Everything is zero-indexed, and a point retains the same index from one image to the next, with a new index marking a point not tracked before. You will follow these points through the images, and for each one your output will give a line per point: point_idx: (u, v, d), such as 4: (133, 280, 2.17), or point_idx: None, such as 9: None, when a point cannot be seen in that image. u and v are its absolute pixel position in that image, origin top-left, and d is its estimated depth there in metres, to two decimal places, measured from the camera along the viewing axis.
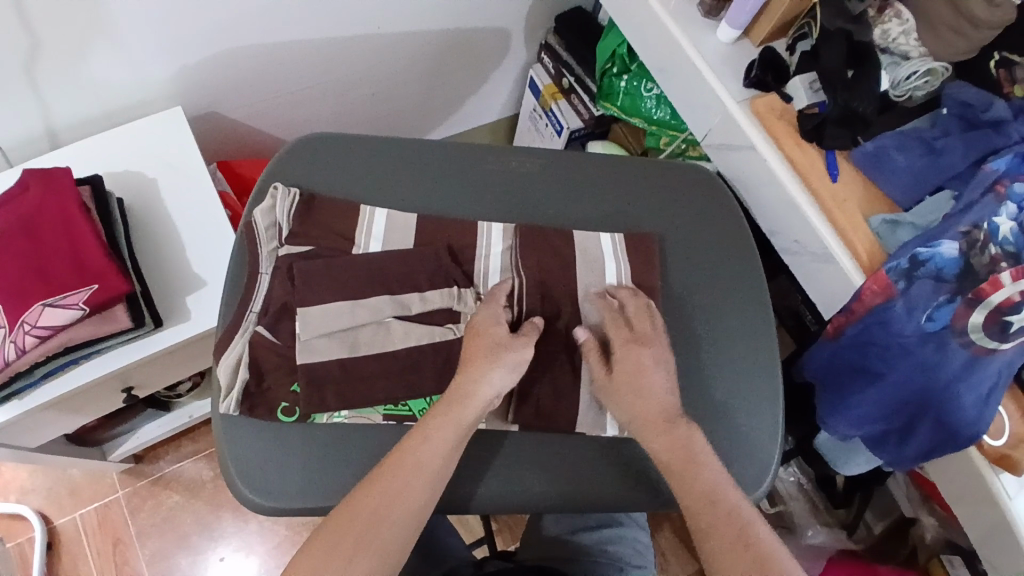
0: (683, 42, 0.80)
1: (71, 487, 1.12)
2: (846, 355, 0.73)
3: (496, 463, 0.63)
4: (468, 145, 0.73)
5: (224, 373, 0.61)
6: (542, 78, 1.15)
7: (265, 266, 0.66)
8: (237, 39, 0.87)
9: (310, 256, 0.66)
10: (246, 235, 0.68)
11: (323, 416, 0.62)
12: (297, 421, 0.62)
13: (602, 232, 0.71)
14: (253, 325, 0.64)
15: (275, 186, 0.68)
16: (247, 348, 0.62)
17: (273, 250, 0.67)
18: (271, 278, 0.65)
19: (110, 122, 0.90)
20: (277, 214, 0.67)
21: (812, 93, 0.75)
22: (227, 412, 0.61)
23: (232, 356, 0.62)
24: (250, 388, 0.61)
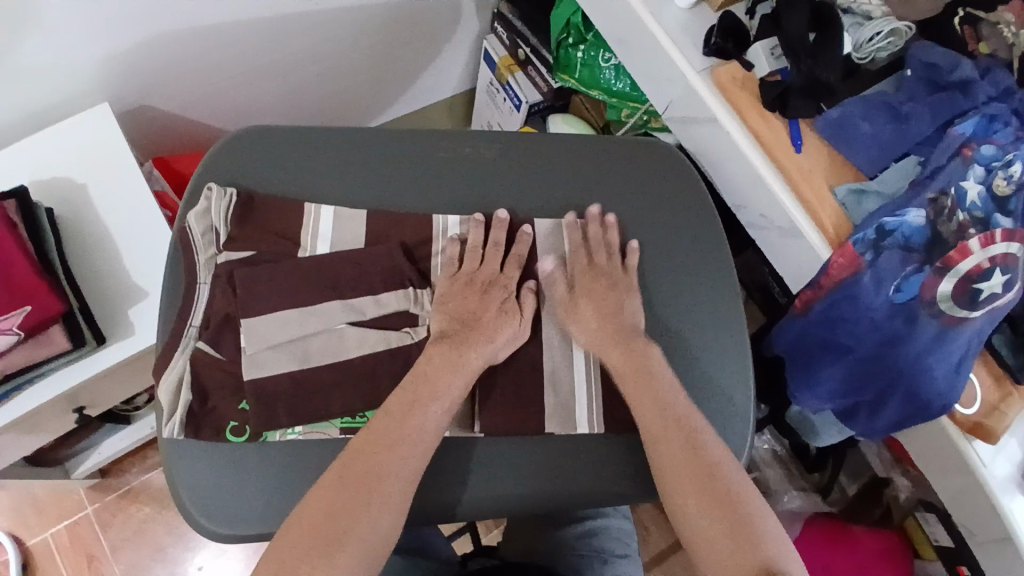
0: (638, 8, 0.76)
1: (37, 507, 1.08)
2: (815, 330, 0.73)
3: (460, 467, 0.61)
4: (417, 133, 0.69)
5: (165, 394, 0.58)
6: (496, 49, 1.09)
7: (203, 275, 0.62)
8: (162, 25, 0.80)
9: (252, 261, 0.62)
10: (181, 242, 0.63)
11: (275, 434, 0.59)
12: (248, 440, 0.59)
13: (566, 222, 0.68)
14: (194, 341, 0.60)
15: (210, 186, 0.64)
16: (190, 365, 0.59)
17: (212, 257, 0.63)
18: (211, 289, 0.61)
19: (33, 126, 0.84)
20: (214, 219, 0.63)
21: (773, 59, 0.72)
22: (172, 436, 0.58)
23: (174, 375, 0.59)
24: (195, 410, 0.59)
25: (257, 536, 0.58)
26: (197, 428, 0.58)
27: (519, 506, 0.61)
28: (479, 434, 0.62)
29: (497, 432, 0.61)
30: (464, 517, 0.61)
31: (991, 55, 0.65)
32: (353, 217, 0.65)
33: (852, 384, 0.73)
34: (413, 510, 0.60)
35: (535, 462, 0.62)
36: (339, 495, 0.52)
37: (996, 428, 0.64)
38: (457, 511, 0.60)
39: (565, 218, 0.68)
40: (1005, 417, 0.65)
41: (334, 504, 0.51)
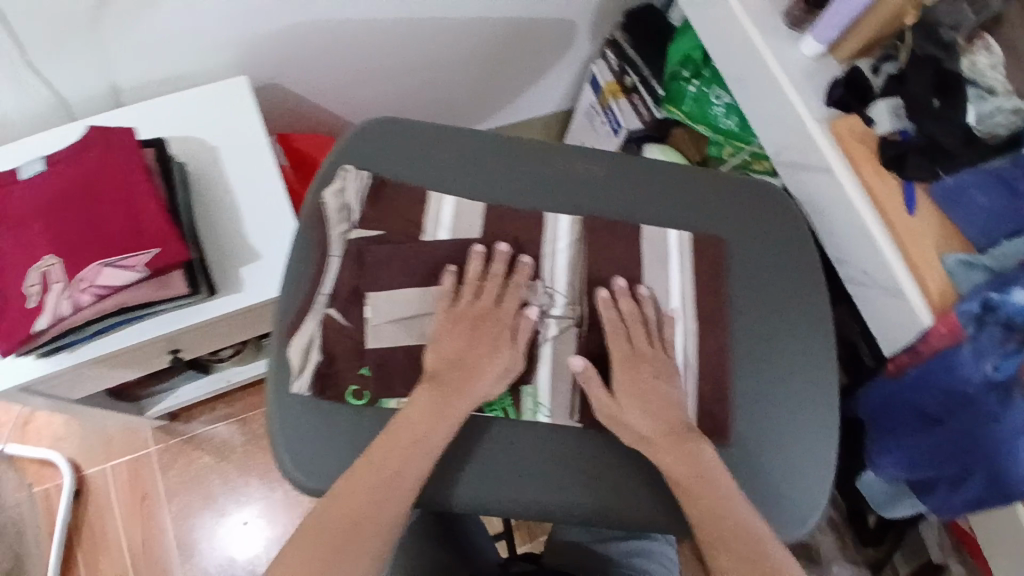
0: (763, 51, 0.77)
1: (104, 438, 1.15)
2: (905, 395, 0.73)
3: (536, 464, 0.63)
4: (537, 142, 0.72)
5: (293, 354, 0.63)
6: (603, 74, 1.10)
7: (334, 248, 0.66)
8: (305, 13, 0.86)
9: (380, 240, 0.66)
10: (313, 219, 0.68)
11: (391, 402, 0.62)
12: (366, 405, 0.62)
13: (671, 228, 0.70)
14: (322, 309, 0.64)
15: (345, 168, 0.69)
16: (320, 330, 0.63)
17: (342, 232, 0.66)
18: (341, 262, 0.65)
19: (173, 87, 0.90)
20: (348, 197, 0.68)
21: (896, 119, 0.73)
22: (299, 391, 0.62)
23: (305, 338, 0.63)
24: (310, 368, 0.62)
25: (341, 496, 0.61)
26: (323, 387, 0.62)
27: (588, 515, 0.62)
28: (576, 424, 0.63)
29: (578, 433, 0.63)
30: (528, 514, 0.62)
31: None
32: (470, 210, 0.68)
33: (934, 455, 0.71)
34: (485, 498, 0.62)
35: (610, 473, 0.63)
36: (369, 485, 0.56)
37: None
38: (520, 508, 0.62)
39: (668, 226, 0.70)
40: None
41: (363, 497, 0.55)
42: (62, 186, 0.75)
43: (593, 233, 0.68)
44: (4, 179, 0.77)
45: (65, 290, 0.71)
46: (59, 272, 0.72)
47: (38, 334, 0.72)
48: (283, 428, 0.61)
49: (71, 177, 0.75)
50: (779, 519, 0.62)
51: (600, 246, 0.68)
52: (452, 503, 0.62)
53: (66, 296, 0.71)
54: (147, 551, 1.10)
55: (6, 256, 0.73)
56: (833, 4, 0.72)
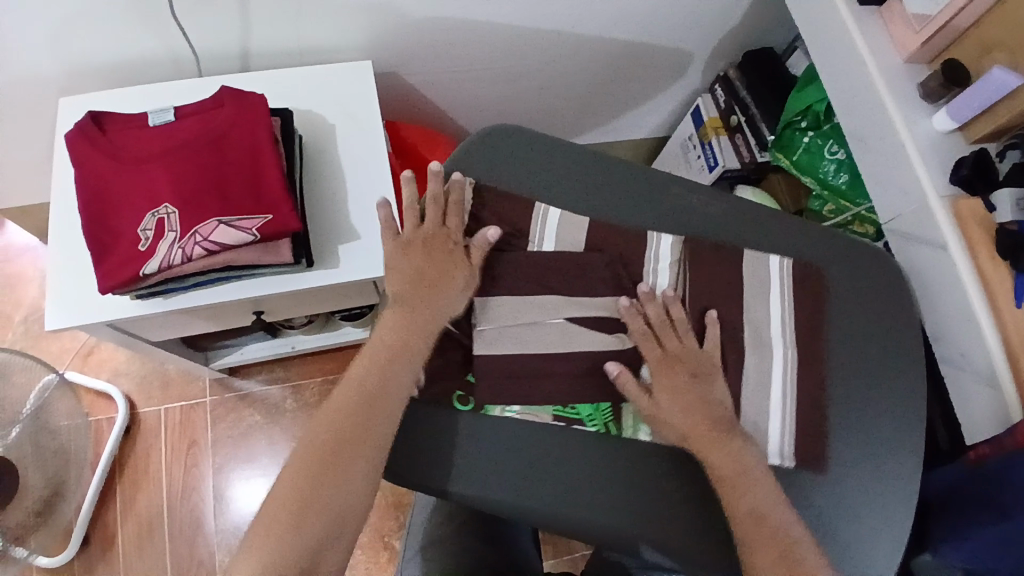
0: (894, 117, 0.77)
1: (163, 381, 1.19)
2: (977, 485, 0.72)
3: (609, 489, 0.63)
4: (656, 172, 0.73)
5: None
6: (709, 109, 1.11)
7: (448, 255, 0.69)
8: (441, 9, 0.88)
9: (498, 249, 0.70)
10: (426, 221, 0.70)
11: (495, 409, 0.65)
12: (471, 410, 0.65)
13: (771, 252, 0.72)
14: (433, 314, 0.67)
15: (462, 171, 0.71)
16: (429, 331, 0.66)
17: (457, 242, 0.70)
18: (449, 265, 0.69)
19: (299, 60, 0.93)
20: (462, 202, 0.70)
21: (1017, 209, 0.69)
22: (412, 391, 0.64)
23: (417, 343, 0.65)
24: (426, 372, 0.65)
25: (425, 484, 0.63)
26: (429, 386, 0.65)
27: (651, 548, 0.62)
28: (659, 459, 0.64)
29: (654, 467, 0.63)
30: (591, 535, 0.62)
31: None
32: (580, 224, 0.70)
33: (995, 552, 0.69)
34: (548, 511, 0.62)
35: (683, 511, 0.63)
36: (337, 430, 0.58)
37: None
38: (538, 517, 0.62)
39: (765, 250, 0.72)
40: None
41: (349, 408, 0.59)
42: (189, 139, 0.78)
43: (698, 263, 0.70)
44: (135, 124, 0.80)
45: (177, 240, 0.74)
46: (175, 220, 0.75)
47: (144, 277, 0.73)
48: None
49: (200, 131, 0.78)
50: None
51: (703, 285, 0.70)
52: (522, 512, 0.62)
53: (177, 247, 0.73)
54: (185, 496, 1.14)
55: (128, 198, 0.76)
56: (973, 85, 0.72)
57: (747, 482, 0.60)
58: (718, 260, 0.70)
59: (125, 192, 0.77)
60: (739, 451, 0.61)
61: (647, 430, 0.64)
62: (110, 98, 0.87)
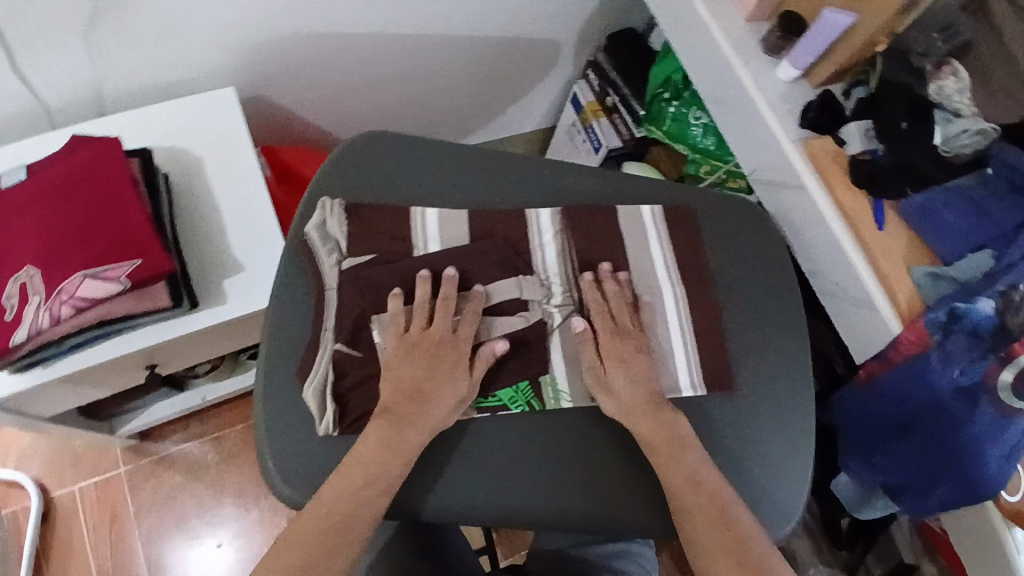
0: (742, 74, 0.81)
1: (73, 457, 1.11)
2: (877, 402, 0.77)
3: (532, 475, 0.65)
4: (524, 159, 0.76)
5: (310, 398, 0.61)
6: (585, 94, 1.14)
7: (329, 280, 0.65)
8: (301, 25, 0.87)
9: (374, 262, 0.66)
10: (302, 252, 0.67)
11: None
12: None
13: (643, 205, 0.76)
14: (330, 344, 0.63)
15: (323, 200, 0.69)
16: (333, 366, 0.62)
17: (335, 263, 0.66)
18: (338, 292, 0.64)
19: (160, 96, 0.90)
20: (332, 228, 0.67)
21: (867, 140, 0.77)
22: (325, 434, 0.61)
23: (319, 376, 0.61)
24: (339, 407, 0.61)
25: None
26: (350, 421, 0.61)
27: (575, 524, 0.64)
28: (574, 436, 0.66)
29: (573, 441, 0.66)
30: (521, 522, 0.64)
31: None
32: (456, 216, 0.70)
33: (906, 462, 0.76)
34: (480, 506, 0.64)
35: (605, 482, 0.65)
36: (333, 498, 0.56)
37: None
38: (477, 513, 0.64)
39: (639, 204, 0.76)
40: None
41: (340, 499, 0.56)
42: (43, 193, 0.73)
43: (574, 238, 0.72)
44: None
45: (43, 302, 0.69)
46: (38, 282, 0.70)
47: (16, 347, 0.69)
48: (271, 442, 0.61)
49: (54, 183, 0.74)
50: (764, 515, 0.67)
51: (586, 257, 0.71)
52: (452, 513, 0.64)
53: (44, 309, 0.69)
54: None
55: None
56: (810, 30, 0.76)
57: (676, 441, 0.62)
58: (596, 217, 0.73)
59: None
60: (674, 426, 0.63)
61: (568, 397, 0.66)
62: None
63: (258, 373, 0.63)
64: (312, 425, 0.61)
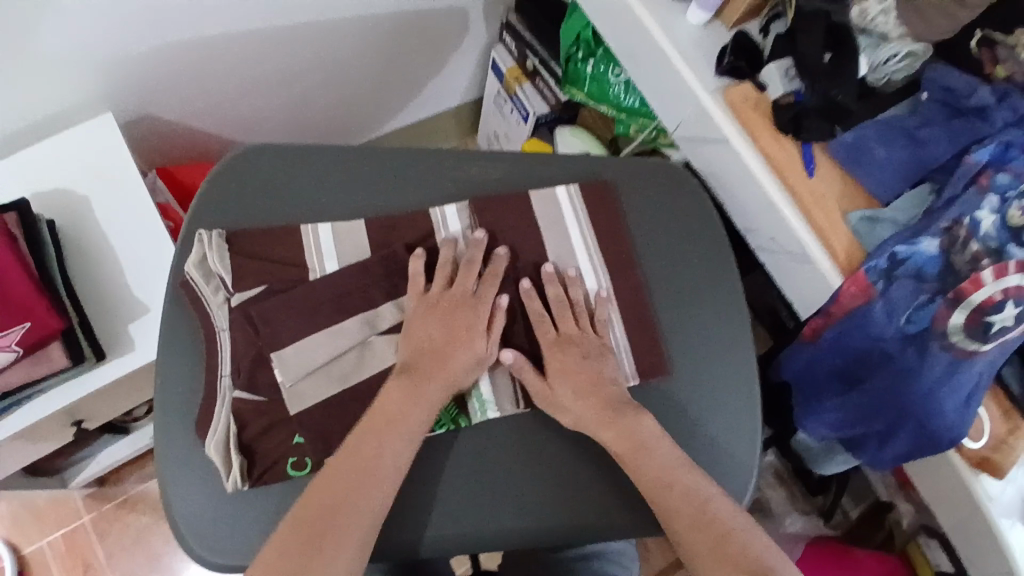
0: (649, 25, 0.74)
1: (35, 513, 1.08)
2: (824, 356, 0.73)
3: (460, 498, 0.62)
4: (422, 152, 0.71)
5: (213, 455, 0.58)
6: (505, 60, 1.07)
7: (220, 321, 0.62)
8: (168, 35, 0.79)
9: (263, 296, 0.62)
10: (188, 296, 0.63)
11: None
12: (309, 473, 0.60)
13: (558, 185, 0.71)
14: (229, 391, 0.60)
15: (199, 233, 0.64)
16: (234, 416, 0.59)
17: (223, 302, 0.63)
18: (231, 334, 0.61)
19: (34, 134, 0.83)
20: (213, 265, 0.63)
21: (787, 81, 0.71)
22: (235, 489, 0.59)
23: (221, 428, 0.59)
24: (248, 459, 0.59)
25: None
26: (259, 473, 0.59)
27: (514, 539, 0.62)
28: (495, 448, 0.63)
29: (507, 455, 0.63)
30: (449, 550, 0.62)
31: (1008, 78, 0.64)
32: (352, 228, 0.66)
33: (859, 416, 0.72)
34: (410, 539, 0.61)
35: (533, 493, 0.62)
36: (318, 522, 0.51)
37: (1004, 462, 0.64)
38: (409, 547, 0.61)
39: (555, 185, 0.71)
40: (1013, 451, 0.64)
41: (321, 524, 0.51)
42: None
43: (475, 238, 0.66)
44: None
45: None
46: None
47: None
48: (181, 502, 0.59)
49: None
50: None
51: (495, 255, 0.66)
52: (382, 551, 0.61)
53: None
54: None
55: None
56: None
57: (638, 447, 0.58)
58: (506, 209, 0.68)
59: None
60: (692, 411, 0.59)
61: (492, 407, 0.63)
62: None
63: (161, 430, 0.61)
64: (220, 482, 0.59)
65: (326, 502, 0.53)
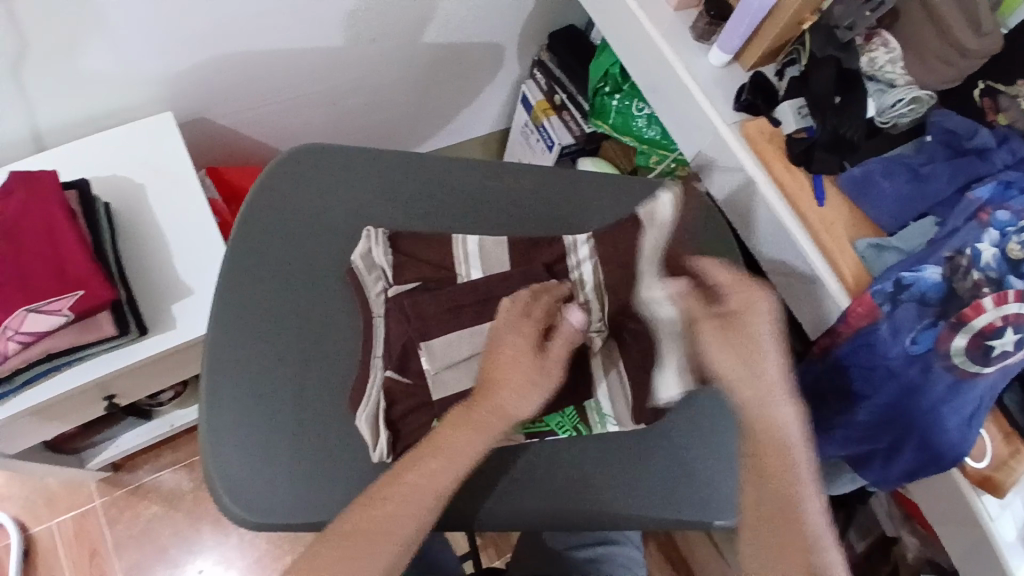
0: (673, 62, 0.81)
1: (47, 496, 1.10)
2: (833, 376, 0.77)
3: (548, 477, 0.67)
4: (461, 162, 0.78)
5: (365, 426, 0.63)
6: (534, 93, 1.15)
7: (377, 309, 0.68)
8: (232, 45, 0.87)
9: (418, 290, 0.69)
10: (352, 285, 0.70)
11: None
12: None
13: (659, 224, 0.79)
14: (381, 371, 0.66)
15: (367, 229, 0.71)
16: (384, 394, 0.64)
17: (382, 291, 0.69)
18: (385, 320, 0.67)
19: (99, 127, 0.89)
20: (377, 257, 0.69)
21: (800, 118, 0.77)
22: (381, 460, 0.63)
23: (373, 404, 0.64)
24: (394, 437, 0.64)
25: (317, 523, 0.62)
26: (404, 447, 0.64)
27: (535, 519, 0.65)
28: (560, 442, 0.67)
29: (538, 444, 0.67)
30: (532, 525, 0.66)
31: (1010, 124, 0.70)
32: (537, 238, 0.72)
33: (867, 433, 0.76)
34: (439, 513, 0.65)
35: (620, 485, 0.67)
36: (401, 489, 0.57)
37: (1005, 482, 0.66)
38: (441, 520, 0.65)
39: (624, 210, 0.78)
40: (1014, 472, 0.66)
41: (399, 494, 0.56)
42: None
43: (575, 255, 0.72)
44: None
45: None
46: None
47: None
48: (217, 457, 0.63)
49: None
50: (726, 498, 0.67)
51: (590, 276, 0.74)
52: (461, 522, 0.65)
53: None
54: None
55: None
56: (735, 13, 0.77)
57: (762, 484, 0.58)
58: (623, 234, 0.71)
59: None
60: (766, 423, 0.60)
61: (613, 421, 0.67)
62: None
63: (206, 394, 0.65)
64: (367, 453, 0.64)
65: (362, 527, 0.55)
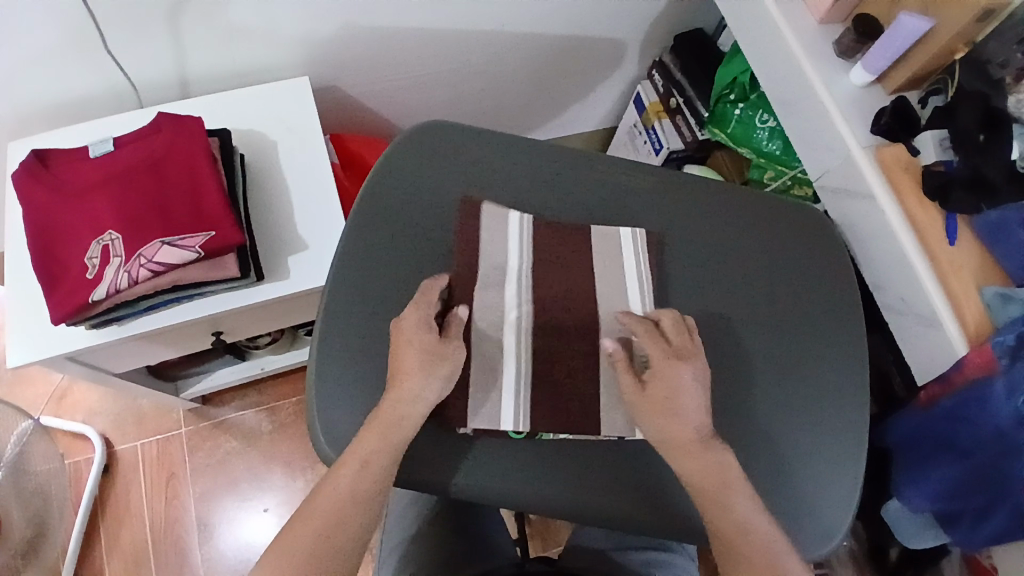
0: (813, 79, 0.79)
1: (137, 416, 1.18)
2: (936, 424, 0.73)
3: (522, 454, 0.65)
4: (579, 154, 0.77)
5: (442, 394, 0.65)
6: (649, 94, 1.15)
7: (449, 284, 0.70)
8: (371, 18, 0.90)
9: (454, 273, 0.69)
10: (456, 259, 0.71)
11: (550, 434, 0.65)
12: (526, 438, 0.65)
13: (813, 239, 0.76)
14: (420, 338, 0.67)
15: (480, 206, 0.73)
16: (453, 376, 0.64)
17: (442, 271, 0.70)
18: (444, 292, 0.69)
19: (238, 80, 0.94)
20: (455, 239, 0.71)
21: (941, 150, 0.74)
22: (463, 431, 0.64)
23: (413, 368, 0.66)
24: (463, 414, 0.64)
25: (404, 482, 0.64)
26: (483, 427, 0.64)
27: (597, 515, 0.64)
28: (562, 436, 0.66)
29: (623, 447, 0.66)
30: (498, 500, 0.64)
31: None
32: (503, 217, 0.72)
33: (958, 489, 0.71)
34: (505, 491, 0.64)
35: (606, 480, 0.65)
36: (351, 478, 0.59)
37: None
38: (504, 498, 0.64)
39: (737, 219, 0.76)
40: None
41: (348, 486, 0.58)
42: (130, 166, 0.78)
43: (592, 254, 0.72)
44: (75, 157, 0.80)
45: (122, 264, 0.74)
46: (118, 246, 0.75)
47: (94, 303, 0.74)
48: (321, 405, 0.65)
49: (138, 158, 0.79)
50: (812, 531, 0.66)
51: (680, 283, 0.73)
52: (460, 493, 0.64)
53: (123, 270, 0.73)
54: (169, 531, 1.13)
55: (72, 231, 0.76)
56: (886, 33, 0.74)
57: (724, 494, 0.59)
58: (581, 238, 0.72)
59: (69, 227, 0.77)
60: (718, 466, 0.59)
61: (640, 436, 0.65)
62: (53, 138, 0.86)
63: (314, 341, 0.67)
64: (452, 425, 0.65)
65: (335, 501, 0.58)
